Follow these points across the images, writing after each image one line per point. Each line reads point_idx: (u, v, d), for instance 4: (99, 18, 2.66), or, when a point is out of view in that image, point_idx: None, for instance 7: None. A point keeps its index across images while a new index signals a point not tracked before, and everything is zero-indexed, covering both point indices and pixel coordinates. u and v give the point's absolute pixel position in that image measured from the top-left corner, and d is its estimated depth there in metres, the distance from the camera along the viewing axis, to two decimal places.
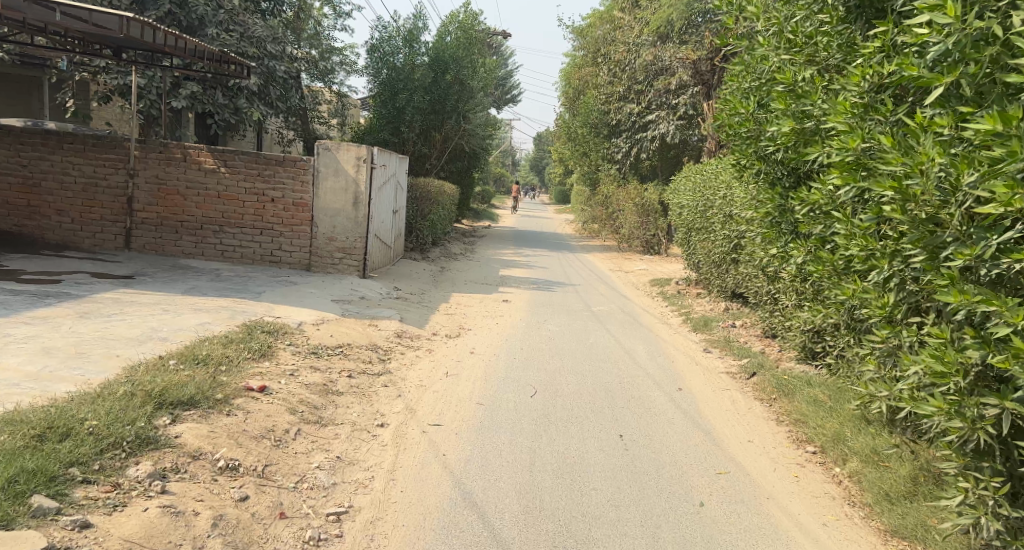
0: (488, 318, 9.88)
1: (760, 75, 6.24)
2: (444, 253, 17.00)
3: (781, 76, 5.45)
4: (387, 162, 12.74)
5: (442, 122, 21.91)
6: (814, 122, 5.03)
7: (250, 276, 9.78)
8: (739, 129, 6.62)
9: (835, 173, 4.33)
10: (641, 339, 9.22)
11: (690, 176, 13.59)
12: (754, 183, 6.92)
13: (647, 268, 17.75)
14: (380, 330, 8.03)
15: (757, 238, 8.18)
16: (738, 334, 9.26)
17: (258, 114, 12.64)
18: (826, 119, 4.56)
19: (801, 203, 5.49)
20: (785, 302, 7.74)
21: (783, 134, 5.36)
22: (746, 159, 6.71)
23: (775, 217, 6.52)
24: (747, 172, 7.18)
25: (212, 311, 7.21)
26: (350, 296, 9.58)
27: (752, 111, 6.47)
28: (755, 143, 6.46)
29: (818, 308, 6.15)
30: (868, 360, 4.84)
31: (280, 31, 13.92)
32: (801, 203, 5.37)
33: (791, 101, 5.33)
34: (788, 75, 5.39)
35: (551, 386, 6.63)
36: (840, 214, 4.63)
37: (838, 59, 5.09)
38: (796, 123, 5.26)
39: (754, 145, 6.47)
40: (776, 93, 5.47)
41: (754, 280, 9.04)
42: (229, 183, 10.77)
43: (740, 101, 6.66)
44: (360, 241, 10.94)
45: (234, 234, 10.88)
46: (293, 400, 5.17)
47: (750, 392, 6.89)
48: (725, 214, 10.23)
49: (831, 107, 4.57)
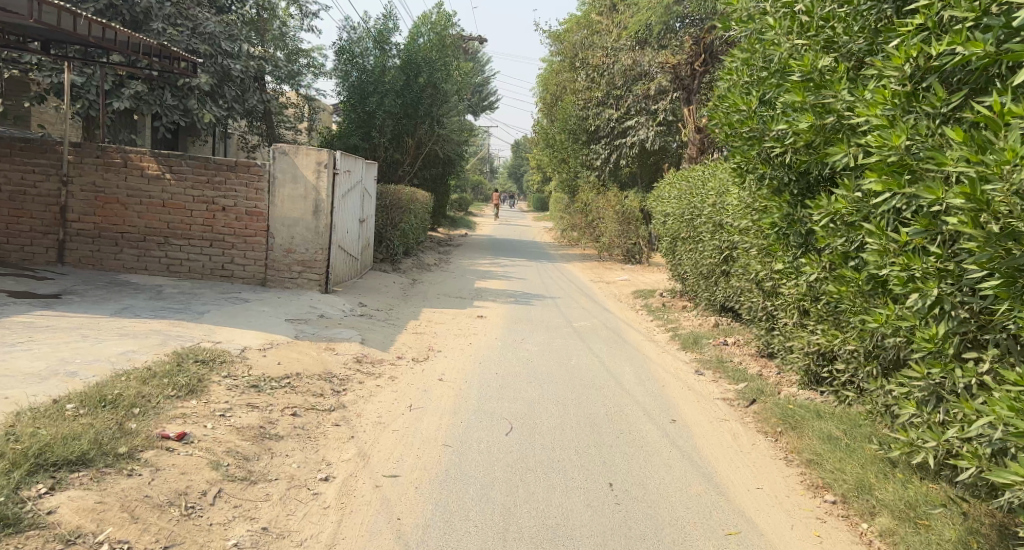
0: (460, 337, 9.07)
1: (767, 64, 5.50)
2: (416, 263, 16.13)
3: (795, 64, 4.71)
4: (353, 167, 11.94)
5: (415, 127, 21.05)
6: (838, 116, 4.31)
7: (196, 293, 8.94)
8: (739, 126, 5.88)
9: (871, 177, 3.70)
10: (627, 360, 8.44)
11: (675, 183, 12.90)
12: (756, 189, 6.23)
13: (630, 279, 17.02)
14: (336, 354, 7.22)
15: (756, 250, 7.45)
16: (731, 353, 8.50)
17: (211, 116, 11.82)
18: (858, 112, 3.93)
19: (818, 211, 4.74)
20: (785, 320, 7.03)
21: (800, 131, 4.61)
22: (748, 160, 5.97)
23: (782, 227, 5.79)
24: (748, 176, 6.46)
25: (138, 337, 6.38)
26: (307, 314, 8.75)
27: (755, 106, 5.73)
28: (758, 144, 5.70)
29: (834, 331, 5.42)
30: (903, 399, 4.07)
31: (237, 29, 13.14)
32: (819, 211, 4.61)
33: (809, 93, 4.59)
34: (805, 60, 4.64)
35: (529, 420, 5.82)
36: (872, 225, 3.92)
37: (866, 44, 4.33)
38: (816, 119, 4.52)
39: (757, 147, 5.72)
40: (791, 82, 4.72)
41: (748, 294, 8.32)
42: (175, 191, 9.94)
43: (741, 96, 5.93)
44: (321, 253, 10.18)
45: (180, 246, 10.02)
46: (218, 450, 4.35)
47: (752, 424, 6.11)
48: (716, 223, 9.52)
49: (864, 98, 3.95)
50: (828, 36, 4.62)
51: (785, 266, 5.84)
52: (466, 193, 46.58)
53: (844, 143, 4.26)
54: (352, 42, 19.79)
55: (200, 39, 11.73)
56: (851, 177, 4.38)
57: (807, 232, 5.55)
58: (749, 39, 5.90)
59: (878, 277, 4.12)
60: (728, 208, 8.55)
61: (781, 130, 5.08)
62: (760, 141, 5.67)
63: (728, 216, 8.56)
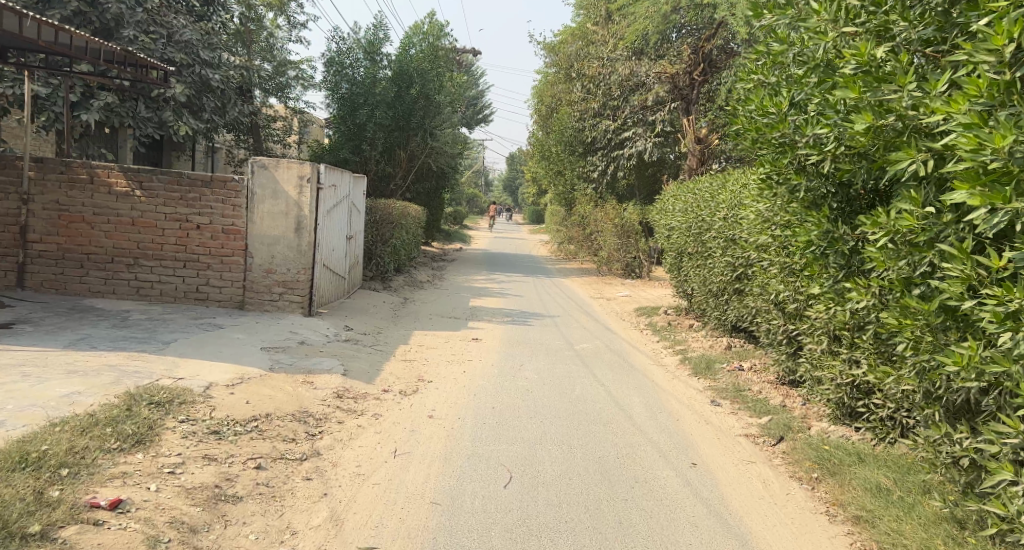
0: (454, 363, 8.36)
1: (806, 57, 4.96)
2: (408, 281, 15.40)
3: (845, 55, 4.26)
4: (339, 181, 11.28)
5: (407, 139, 20.36)
6: (903, 116, 3.86)
7: (165, 319, 8.26)
8: (768, 131, 5.35)
9: (960, 189, 3.42)
10: (635, 388, 7.74)
11: (679, 195, 12.22)
12: (784, 201, 5.70)
13: (631, 294, 16.31)
14: (315, 387, 6.54)
15: (780, 267, 6.77)
16: (749, 381, 7.79)
17: (188, 129, 11.19)
18: (939, 110, 3.63)
19: (872, 228, 4.16)
20: (812, 346, 6.37)
21: (853, 134, 4.11)
22: (779, 169, 5.44)
23: (821, 245, 5.18)
24: (774, 187, 5.90)
25: (88, 373, 5.68)
26: (286, 342, 8.06)
27: (787, 107, 5.17)
28: (791, 150, 5.17)
29: (883, 366, 4.74)
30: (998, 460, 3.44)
31: (216, 38, 12.51)
32: (876, 230, 4.14)
33: (866, 88, 4.06)
34: (860, 50, 4.18)
35: (531, 467, 5.10)
36: (955, 247, 3.56)
37: (931, 30, 3.98)
38: (875, 119, 4.00)
39: (790, 154, 5.19)
40: (843, 76, 4.21)
41: (767, 315, 7.61)
42: (145, 208, 9.29)
43: (771, 98, 5.37)
44: (303, 273, 9.55)
45: (151, 267, 9.35)
46: (159, 520, 3.66)
47: (783, 467, 5.37)
48: (728, 237, 8.82)
49: (944, 88, 3.68)
50: (883, 22, 4.21)
51: (821, 289, 5.31)
52: (461, 207, 45.74)
53: (910, 149, 3.83)
54: (341, 53, 19.17)
55: (176, 47, 11.11)
56: (921, 188, 3.92)
57: (849, 251, 4.97)
58: (778, 34, 5.33)
59: (969, 311, 3.59)
60: (744, 222, 7.87)
61: (821, 135, 4.62)
62: (794, 148, 5.14)
63: (743, 227, 7.90)
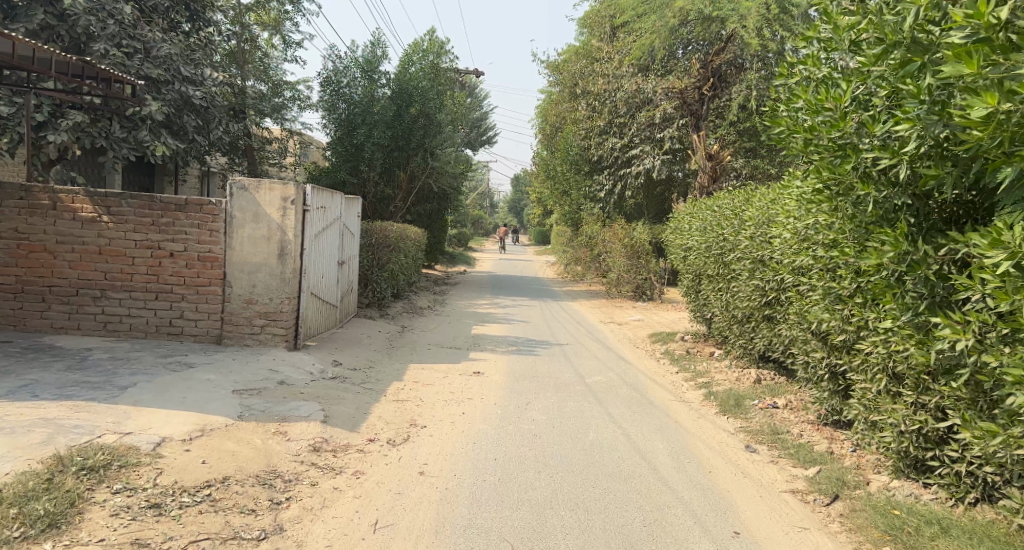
0: (453, 403, 7.50)
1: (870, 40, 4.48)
2: (407, 307, 14.53)
3: (956, 20, 3.70)
4: (330, 202, 10.49)
5: (407, 159, 19.57)
6: None
7: (130, 358, 7.44)
8: (825, 131, 4.86)
9: None
10: (658, 431, 6.87)
11: (696, 213, 11.33)
12: (847, 221, 5.17)
13: (643, 319, 15.35)
14: (288, 440, 5.68)
15: (824, 291, 5.93)
16: (787, 424, 6.91)
17: (167, 149, 10.20)
18: None
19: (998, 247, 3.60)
20: (867, 387, 5.53)
21: (969, 122, 3.55)
22: (837, 177, 4.93)
23: (893, 269, 4.62)
24: (834, 205, 5.31)
25: (15, 431, 4.82)
26: (263, 382, 7.22)
27: (847, 102, 4.76)
28: (853, 156, 4.69)
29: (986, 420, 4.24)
30: None
31: (200, 54, 11.68)
32: (1000, 252, 3.58)
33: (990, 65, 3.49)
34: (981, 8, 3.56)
35: (541, 543, 4.25)
36: None
37: None
38: (1001, 103, 3.45)
39: (852, 160, 4.70)
40: (955, 52, 3.64)
41: (807, 345, 6.73)
42: (113, 235, 8.48)
43: (827, 90, 4.92)
44: (287, 303, 8.70)
45: (120, 300, 8.52)
46: None
47: (847, 536, 4.55)
48: (756, 258, 7.93)
49: None
50: None
51: (894, 322, 4.71)
52: (466, 228, 44.86)
53: None
54: (338, 72, 18.41)
55: (154, 63, 10.26)
56: None
57: (935, 278, 4.36)
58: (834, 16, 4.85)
59: None
60: (778, 240, 7.05)
61: (895, 135, 4.27)
62: (858, 151, 4.66)
63: (776, 245, 7.10)
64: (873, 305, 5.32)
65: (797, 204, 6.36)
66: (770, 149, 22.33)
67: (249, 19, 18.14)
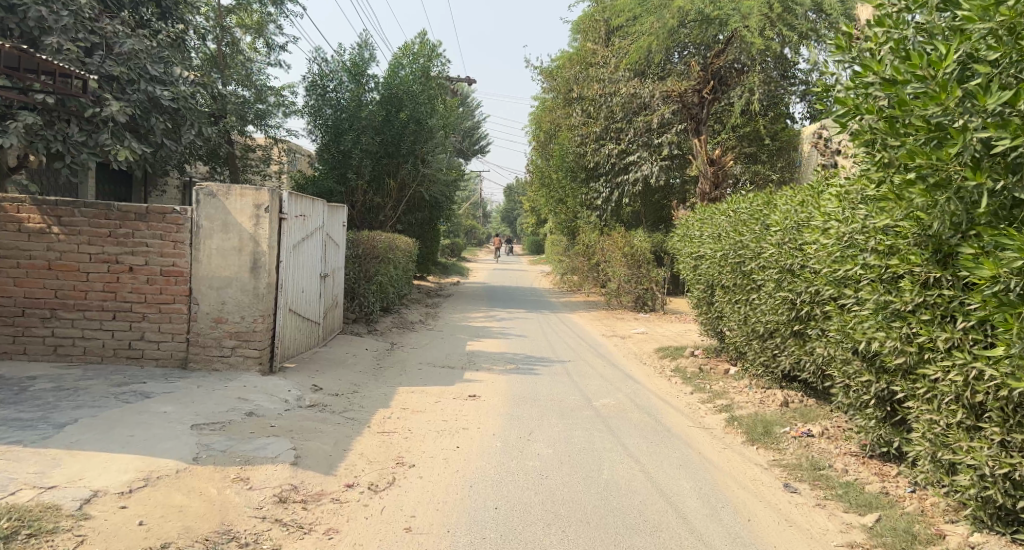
0: (447, 433, 6.65)
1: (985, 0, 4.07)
2: (397, 322, 13.61)
3: None
4: (311, 210, 9.66)
5: (397, 167, 18.69)
6: None
7: (78, 388, 6.54)
8: (920, 105, 4.33)
9: None
10: (680, 466, 6.02)
11: (707, 219, 10.47)
12: (934, 223, 4.51)
13: (648, 332, 14.48)
14: (249, 488, 4.81)
15: (876, 306, 5.10)
16: (827, 457, 6.09)
17: (132, 154, 9.21)
18: None
19: None
20: (929, 421, 4.74)
21: None
22: (934, 163, 4.30)
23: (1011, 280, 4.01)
24: (918, 209, 4.62)
25: None
26: (229, 414, 6.35)
27: (947, 70, 4.25)
28: (959, 136, 4.12)
29: None
30: None
31: (171, 52, 10.80)
32: None
33: None
34: None
35: None
36: None
37: None
38: None
39: (958, 139, 4.13)
40: None
41: (849, 366, 5.90)
42: (64, 249, 7.60)
43: (921, 57, 4.41)
44: (260, 322, 7.87)
45: (73, 320, 7.63)
46: None
47: None
48: (784, 267, 7.10)
49: None
50: None
51: (1008, 349, 4.06)
52: (459, 239, 43.67)
53: None
54: (324, 76, 17.62)
55: (116, 60, 9.39)
56: None
57: None
58: None
59: None
60: (815, 246, 6.23)
61: None
62: (965, 131, 4.10)
63: (812, 251, 6.31)
64: (943, 321, 4.64)
65: (845, 208, 5.58)
66: (771, 154, 21.45)
67: (230, 21, 17.25)
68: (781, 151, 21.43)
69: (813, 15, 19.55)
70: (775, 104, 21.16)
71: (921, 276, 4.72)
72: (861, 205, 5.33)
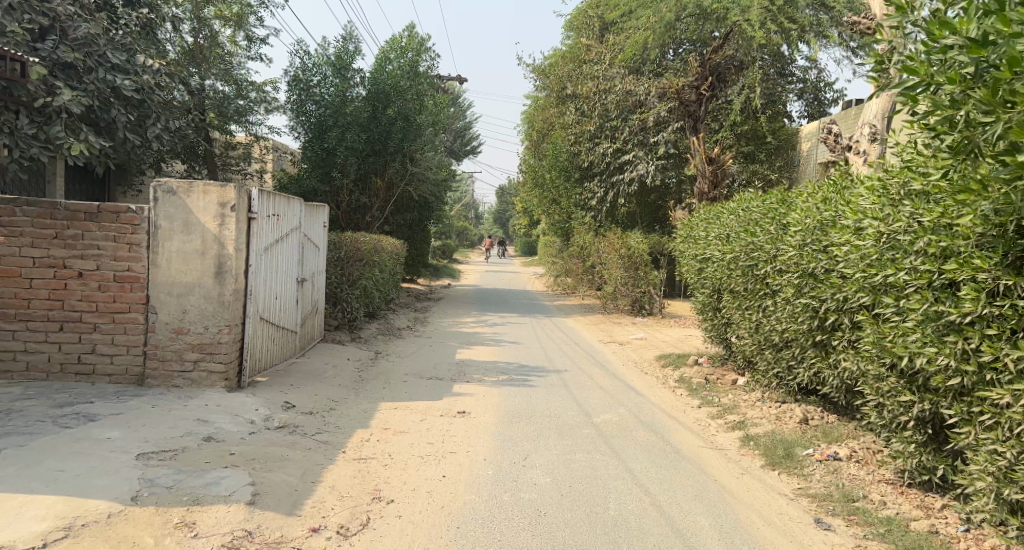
0: (431, 458, 5.93)
1: None
2: (382, 329, 12.85)
3: None
4: (287, 209, 8.93)
5: (384, 165, 17.96)
6: None
7: (14, 410, 5.82)
8: None
9: None
10: (696, 498, 5.32)
11: (713, 219, 9.75)
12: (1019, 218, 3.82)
13: (646, 338, 13.80)
14: (193, 536, 4.11)
15: (927, 317, 4.43)
16: (859, 485, 5.41)
17: (88, 148, 8.44)
18: None
19: None
20: (994, 453, 4.09)
21: None
22: None
23: None
24: (995, 204, 3.93)
25: None
26: (184, 440, 5.64)
27: None
28: None
29: None
30: None
31: (135, 40, 10.06)
32: None
33: None
34: None
35: None
36: None
37: None
38: None
39: None
40: None
41: (883, 383, 5.20)
42: (3, 252, 6.92)
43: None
44: (226, 333, 7.18)
45: (14, 332, 6.94)
46: None
47: None
48: (804, 271, 6.40)
49: None
50: None
51: None
52: (450, 241, 42.88)
53: None
54: (307, 71, 16.81)
55: (70, 46, 8.65)
56: None
57: None
58: None
59: None
60: (845, 247, 5.53)
61: None
62: None
63: (840, 253, 5.61)
64: (1015, 336, 4.01)
65: (888, 204, 4.89)
66: (768, 153, 20.75)
67: (208, 12, 16.44)
68: (779, 151, 20.89)
69: (812, 10, 18.24)
70: (773, 101, 20.52)
71: (994, 281, 4.05)
72: (907, 201, 4.68)
